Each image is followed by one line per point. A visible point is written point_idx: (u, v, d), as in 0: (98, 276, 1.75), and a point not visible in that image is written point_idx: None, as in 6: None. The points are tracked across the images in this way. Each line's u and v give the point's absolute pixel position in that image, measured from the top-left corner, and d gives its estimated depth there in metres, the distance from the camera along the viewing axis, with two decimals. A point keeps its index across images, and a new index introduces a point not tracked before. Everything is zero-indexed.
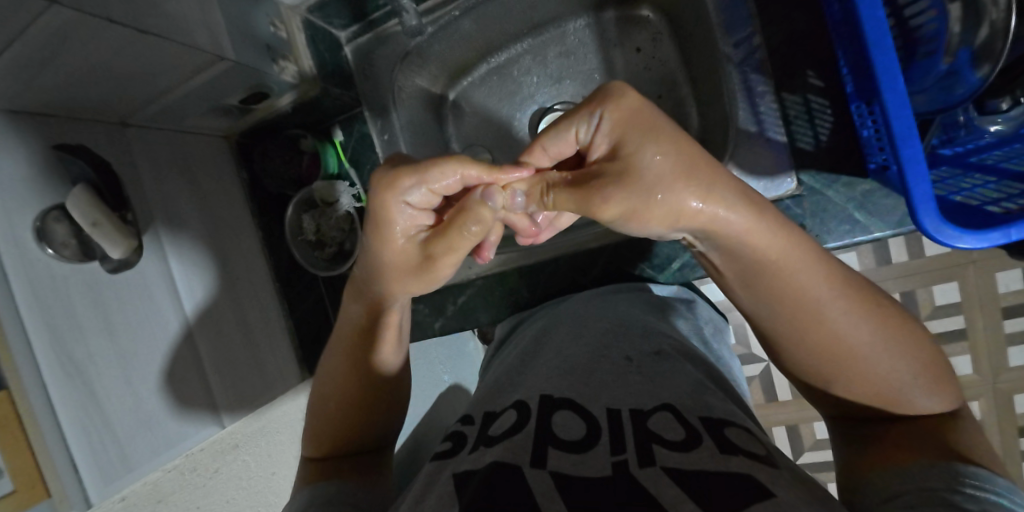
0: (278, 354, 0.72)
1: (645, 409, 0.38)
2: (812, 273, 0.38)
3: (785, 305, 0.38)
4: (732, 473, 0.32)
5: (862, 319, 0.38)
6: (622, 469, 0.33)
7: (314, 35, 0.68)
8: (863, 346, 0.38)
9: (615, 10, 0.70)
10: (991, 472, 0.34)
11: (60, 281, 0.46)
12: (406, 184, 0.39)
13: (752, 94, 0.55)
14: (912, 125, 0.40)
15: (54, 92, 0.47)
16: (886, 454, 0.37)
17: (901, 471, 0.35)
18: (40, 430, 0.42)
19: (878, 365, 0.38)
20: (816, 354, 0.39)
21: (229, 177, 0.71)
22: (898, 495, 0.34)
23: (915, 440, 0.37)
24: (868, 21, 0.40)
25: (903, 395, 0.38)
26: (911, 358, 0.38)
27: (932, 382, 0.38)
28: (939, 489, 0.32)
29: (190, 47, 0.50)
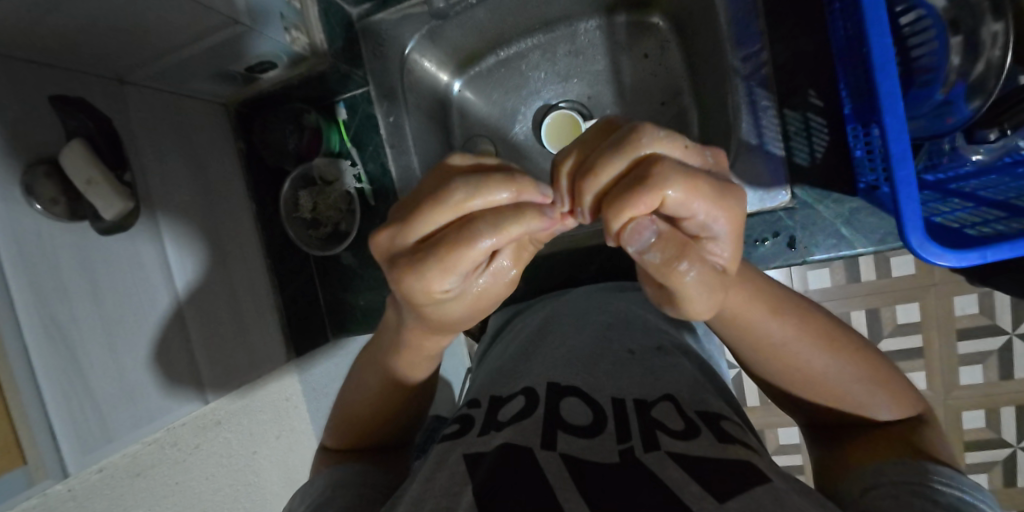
0: (266, 331, 0.70)
1: (648, 400, 0.40)
2: (769, 320, 0.39)
3: (744, 341, 0.41)
4: (734, 461, 0.34)
5: (818, 346, 0.40)
6: (629, 456, 0.35)
7: (327, 9, 0.67)
8: (819, 374, 0.40)
9: (627, 15, 0.71)
10: (957, 471, 0.36)
11: (47, 239, 0.45)
12: (440, 282, 0.31)
13: (755, 108, 0.57)
14: (908, 150, 0.43)
15: (56, 41, 0.45)
16: (855, 455, 0.39)
17: (875, 466, 0.37)
18: (21, 393, 0.40)
19: (830, 388, 0.41)
20: (779, 373, 0.42)
21: (227, 147, 0.70)
22: (874, 486, 0.35)
23: (879, 443, 0.39)
24: (875, 47, 0.42)
25: (860, 404, 0.41)
26: (868, 378, 0.40)
27: (891, 394, 0.41)
28: (913, 483, 0.34)
29: (204, 7, 0.49)
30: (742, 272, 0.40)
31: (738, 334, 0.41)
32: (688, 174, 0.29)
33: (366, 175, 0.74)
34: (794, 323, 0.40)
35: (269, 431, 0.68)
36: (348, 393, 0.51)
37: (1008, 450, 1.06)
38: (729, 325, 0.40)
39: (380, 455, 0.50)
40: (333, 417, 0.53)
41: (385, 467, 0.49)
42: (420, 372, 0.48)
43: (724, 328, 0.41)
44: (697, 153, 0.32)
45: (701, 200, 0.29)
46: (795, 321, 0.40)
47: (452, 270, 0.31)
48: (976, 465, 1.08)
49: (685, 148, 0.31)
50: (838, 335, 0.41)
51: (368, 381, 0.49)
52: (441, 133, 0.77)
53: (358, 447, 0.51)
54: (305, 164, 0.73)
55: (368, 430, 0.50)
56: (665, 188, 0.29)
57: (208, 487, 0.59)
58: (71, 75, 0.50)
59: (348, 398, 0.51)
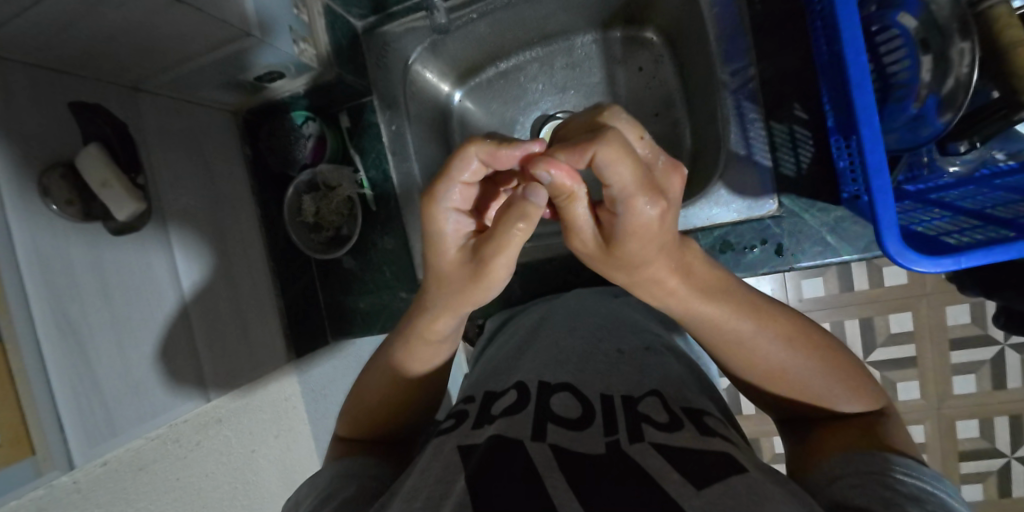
0: (267, 332, 0.72)
1: (635, 396, 0.42)
2: (729, 316, 0.42)
3: (710, 336, 0.44)
4: (714, 452, 0.36)
5: (781, 344, 0.43)
6: (615, 447, 0.36)
7: (332, 22, 0.70)
8: (784, 367, 0.43)
9: (622, 30, 0.74)
10: (918, 463, 0.37)
11: (61, 237, 0.47)
12: (445, 191, 0.38)
13: (743, 120, 0.60)
14: (883, 160, 0.45)
15: (76, 49, 0.48)
16: (824, 447, 0.41)
17: (841, 458, 0.38)
18: (32, 386, 0.42)
19: (791, 384, 0.43)
20: (748, 369, 0.44)
21: (233, 153, 0.72)
22: (840, 477, 0.37)
23: (846, 435, 0.41)
24: (853, 64, 0.45)
25: (825, 397, 0.43)
26: (829, 373, 0.42)
27: (856, 389, 0.43)
28: (877, 472, 0.36)
29: (219, 21, 0.51)
30: (706, 274, 0.43)
31: (704, 328, 0.43)
32: (624, 151, 0.33)
33: (368, 182, 0.77)
34: (756, 322, 0.43)
35: (267, 430, 0.69)
36: (360, 386, 0.53)
37: (1001, 461, 1.07)
38: (697, 322, 0.43)
39: (385, 447, 0.52)
40: (342, 412, 0.55)
41: (384, 458, 0.50)
42: (423, 363, 0.51)
43: (690, 322, 0.44)
44: (650, 151, 0.38)
45: (622, 175, 0.34)
46: (757, 318, 0.43)
47: (456, 178, 0.38)
48: (970, 475, 1.09)
49: (639, 138, 0.37)
50: (803, 332, 0.44)
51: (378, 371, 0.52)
52: (442, 141, 0.79)
53: (362, 439, 0.53)
54: (310, 170, 0.75)
55: (377, 424, 0.52)
56: (598, 149, 0.33)
57: (207, 484, 0.60)
58: (88, 83, 0.52)
59: (361, 390, 0.53)
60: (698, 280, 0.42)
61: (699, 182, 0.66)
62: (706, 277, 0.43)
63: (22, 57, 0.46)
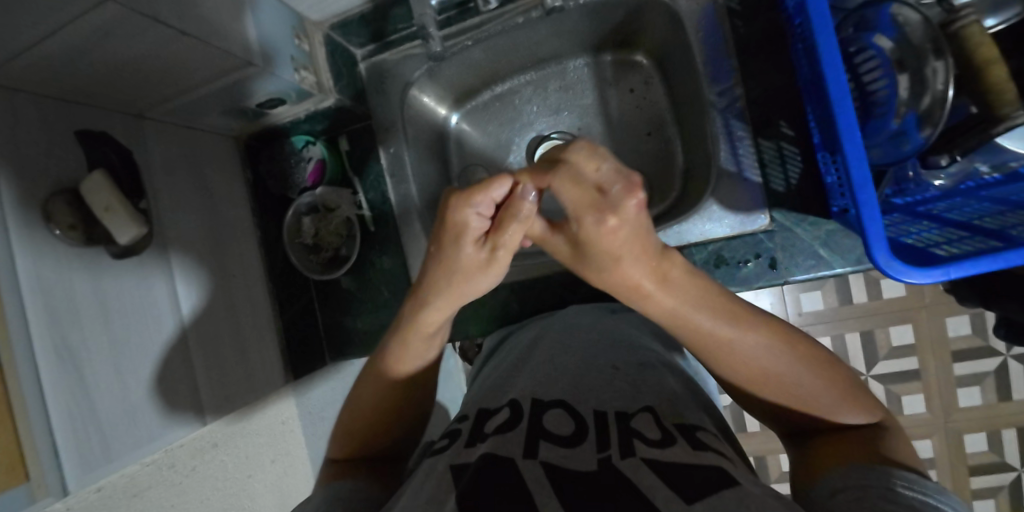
0: (265, 353, 0.73)
1: (629, 412, 0.43)
2: (710, 320, 0.43)
3: (694, 341, 0.44)
4: (704, 465, 0.36)
5: (767, 348, 0.43)
6: (606, 463, 0.36)
7: (332, 50, 0.72)
8: (772, 371, 0.43)
9: (613, 54, 0.76)
10: (922, 477, 0.37)
11: (63, 261, 0.47)
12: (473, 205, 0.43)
13: (732, 138, 0.61)
14: (867, 174, 0.46)
15: (85, 80, 0.50)
16: (827, 460, 0.41)
17: (844, 472, 0.38)
18: (29, 410, 0.42)
19: (785, 388, 0.43)
20: (737, 375, 0.45)
21: (234, 177, 0.73)
22: (840, 491, 0.37)
23: (849, 447, 0.41)
24: (832, 83, 0.47)
25: (819, 405, 0.43)
26: (821, 377, 0.43)
27: (851, 398, 0.43)
28: (876, 486, 0.36)
29: (224, 51, 0.53)
30: (689, 281, 0.43)
31: (688, 332, 0.44)
32: (570, 177, 0.40)
33: (367, 203, 0.77)
34: (737, 327, 0.43)
35: (264, 454, 0.69)
36: (350, 403, 0.54)
37: (1012, 475, 1.05)
38: (679, 327, 0.44)
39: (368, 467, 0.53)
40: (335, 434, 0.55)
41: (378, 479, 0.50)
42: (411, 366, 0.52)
43: (678, 326, 0.44)
44: (608, 177, 0.40)
45: (568, 198, 0.40)
46: (738, 322, 0.43)
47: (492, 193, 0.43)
48: (981, 491, 1.07)
49: (600, 166, 0.40)
50: (788, 336, 0.44)
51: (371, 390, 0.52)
52: (438, 162, 0.81)
53: (346, 458, 0.53)
54: (310, 193, 0.76)
55: (362, 444, 0.53)
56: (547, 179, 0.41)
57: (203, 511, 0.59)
58: (94, 111, 0.54)
59: (351, 408, 0.53)
60: (677, 285, 0.43)
61: (692, 199, 0.67)
62: (687, 283, 0.43)
63: (33, 88, 0.47)
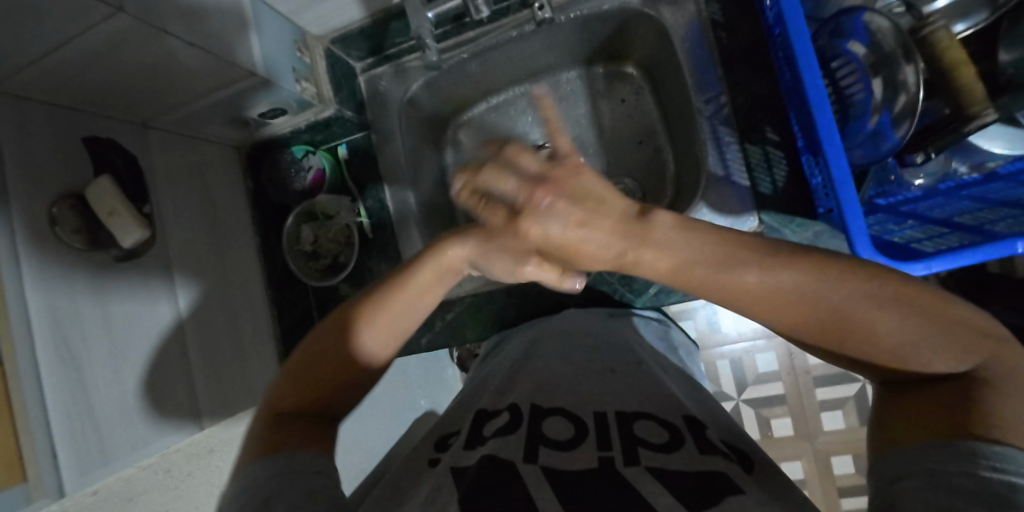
0: (261, 360, 0.73)
1: (631, 414, 0.43)
2: (725, 265, 0.37)
3: (719, 293, 0.38)
4: (707, 472, 0.36)
5: (819, 285, 0.35)
6: (608, 467, 0.37)
7: (333, 64, 0.74)
8: (848, 314, 0.35)
9: (604, 66, 0.79)
10: (1022, 451, 0.30)
11: (67, 264, 0.48)
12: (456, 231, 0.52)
13: (720, 143, 0.63)
14: (847, 174, 0.48)
15: (92, 90, 0.51)
16: (899, 428, 0.35)
17: (913, 450, 0.33)
18: (28, 408, 0.42)
19: (853, 341, 0.36)
20: (804, 328, 0.36)
21: (235, 186, 0.75)
22: (907, 474, 0.32)
23: (936, 407, 0.34)
24: (811, 88, 0.49)
25: (903, 352, 0.35)
26: (896, 319, 0.34)
27: (945, 341, 0.34)
28: (951, 474, 0.30)
29: (230, 62, 0.55)
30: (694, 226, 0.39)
31: (710, 281, 0.38)
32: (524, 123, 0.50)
33: (365, 210, 0.79)
34: (759, 267, 0.37)
35: None
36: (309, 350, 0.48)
37: None
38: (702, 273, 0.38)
39: (305, 428, 0.45)
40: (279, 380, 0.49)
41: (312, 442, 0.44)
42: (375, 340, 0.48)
43: (712, 289, 0.38)
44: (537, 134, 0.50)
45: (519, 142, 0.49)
46: (762, 262, 0.37)
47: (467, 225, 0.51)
48: None
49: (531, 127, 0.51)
50: (852, 276, 0.35)
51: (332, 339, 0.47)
52: (435, 171, 0.82)
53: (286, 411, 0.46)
54: (309, 201, 0.76)
55: (311, 403, 0.47)
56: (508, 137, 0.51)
57: None
58: (100, 121, 0.56)
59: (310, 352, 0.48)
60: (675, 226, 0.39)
61: (683, 203, 0.69)
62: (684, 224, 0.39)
63: (42, 97, 0.49)
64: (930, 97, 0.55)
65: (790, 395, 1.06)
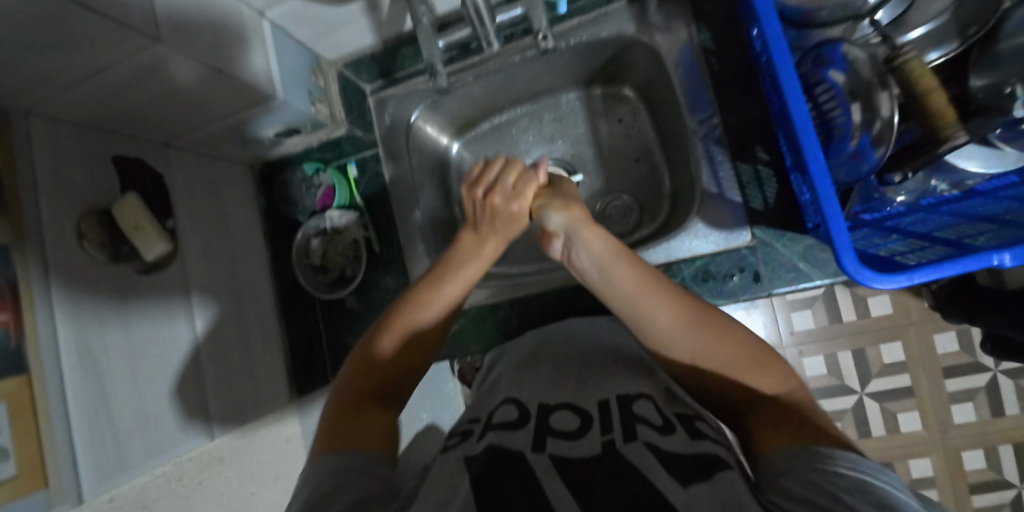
0: (270, 370, 0.76)
1: (629, 397, 0.47)
2: (649, 303, 0.47)
3: (636, 322, 0.48)
4: (701, 453, 0.38)
5: (685, 319, 0.46)
6: (609, 447, 0.40)
7: (344, 86, 0.78)
8: (682, 345, 0.46)
9: (602, 88, 0.82)
10: (861, 456, 0.36)
11: (92, 275, 0.51)
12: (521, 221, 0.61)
13: (713, 162, 0.66)
14: (832, 192, 0.51)
15: (119, 113, 0.55)
16: (770, 442, 0.40)
17: (788, 451, 0.38)
18: (50, 413, 0.45)
19: (709, 341, 0.45)
20: (662, 353, 0.48)
21: (248, 202, 0.78)
22: (786, 472, 0.36)
23: (784, 425, 0.41)
24: (795, 112, 0.52)
25: (735, 372, 0.45)
26: (725, 344, 0.45)
27: (762, 367, 0.45)
28: (821, 469, 0.34)
29: (249, 85, 0.58)
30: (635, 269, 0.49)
31: (635, 312, 0.48)
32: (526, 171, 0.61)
33: (372, 225, 0.81)
34: (662, 304, 0.47)
35: (267, 471, 0.70)
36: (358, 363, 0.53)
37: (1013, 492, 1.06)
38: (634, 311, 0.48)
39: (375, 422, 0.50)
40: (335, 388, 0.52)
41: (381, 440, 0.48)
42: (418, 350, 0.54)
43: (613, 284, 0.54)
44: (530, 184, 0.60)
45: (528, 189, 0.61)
46: (676, 303, 0.47)
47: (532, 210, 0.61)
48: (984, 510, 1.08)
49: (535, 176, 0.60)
50: (706, 314, 0.46)
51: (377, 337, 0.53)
52: (440, 187, 0.85)
53: (349, 405, 0.50)
54: (318, 216, 0.79)
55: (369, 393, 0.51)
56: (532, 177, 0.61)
57: None
58: (126, 141, 0.59)
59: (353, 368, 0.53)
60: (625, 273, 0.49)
61: (679, 218, 0.72)
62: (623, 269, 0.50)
63: (74, 119, 0.53)
64: (907, 120, 0.58)
65: None
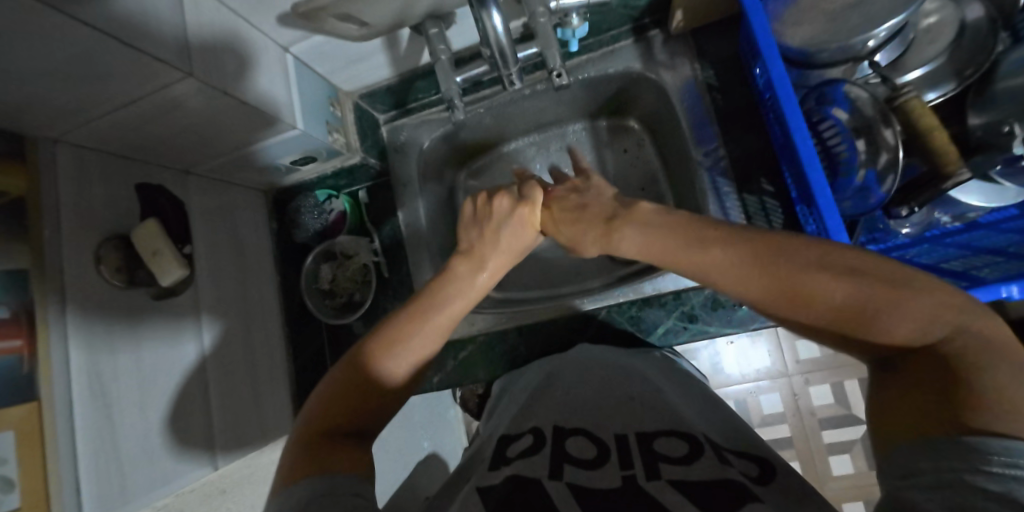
0: (276, 397, 0.75)
1: (650, 433, 0.48)
2: (737, 257, 0.44)
3: (741, 278, 0.44)
4: (724, 481, 0.39)
5: (794, 264, 0.41)
6: (631, 479, 0.41)
7: (359, 116, 0.79)
8: (804, 286, 0.40)
9: (608, 120, 0.85)
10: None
11: (108, 300, 0.52)
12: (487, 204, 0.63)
13: (719, 193, 0.68)
14: (840, 224, 0.53)
15: (142, 142, 0.56)
16: (906, 421, 0.35)
17: (914, 445, 0.33)
18: (58, 441, 0.44)
19: (834, 283, 0.39)
20: (780, 302, 0.42)
21: (260, 228, 0.79)
22: (916, 473, 0.32)
23: (930, 393, 0.34)
24: (801, 147, 0.54)
25: (873, 317, 0.38)
26: (850, 285, 0.39)
27: (915, 307, 0.37)
28: (959, 471, 0.30)
29: (270, 115, 0.60)
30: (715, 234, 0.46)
31: (725, 269, 0.44)
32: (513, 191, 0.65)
33: (382, 250, 0.81)
34: (754, 254, 0.43)
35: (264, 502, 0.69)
36: (327, 386, 0.50)
37: None
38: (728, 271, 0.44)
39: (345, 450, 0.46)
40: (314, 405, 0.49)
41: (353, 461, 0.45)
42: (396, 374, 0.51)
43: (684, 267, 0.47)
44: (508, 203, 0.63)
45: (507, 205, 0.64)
46: (776, 250, 0.42)
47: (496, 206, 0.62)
48: None
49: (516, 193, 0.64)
50: (821, 257, 0.41)
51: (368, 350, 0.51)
52: (450, 214, 0.87)
53: (333, 429, 0.47)
54: (329, 241, 0.80)
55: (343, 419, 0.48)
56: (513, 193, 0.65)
57: None
58: (148, 169, 0.60)
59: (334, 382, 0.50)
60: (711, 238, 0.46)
61: None
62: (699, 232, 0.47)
63: (99, 147, 0.54)
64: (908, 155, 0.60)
65: (796, 437, 1.12)
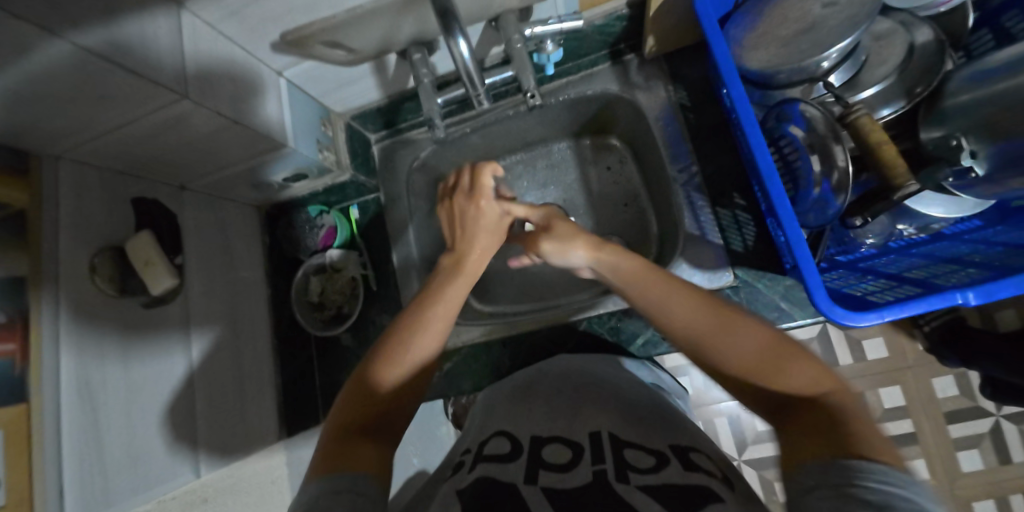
0: (262, 408, 0.76)
1: (624, 438, 0.49)
2: (684, 298, 0.49)
3: (690, 321, 0.48)
4: (690, 484, 0.41)
5: (736, 321, 0.46)
6: (601, 479, 0.43)
7: (351, 135, 0.83)
8: (742, 340, 0.45)
9: (591, 139, 0.88)
10: (888, 467, 0.33)
11: (99, 309, 0.54)
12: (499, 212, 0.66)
13: (694, 208, 0.71)
14: (800, 233, 0.55)
15: (140, 159, 0.59)
16: (793, 454, 0.38)
17: (809, 466, 0.36)
18: (44, 442, 0.46)
19: (753, 339, 0.45)
20: (716, 351, 0.46)
21: (253, 243, 0.82)
22: (814, 486, 0.34)
23: (810, 432, 0.38)
24: (761, 161, 0.57)
25: (769, 365, 0.44)
26: (758, 338, 0.45)
27: (807, 366, 0.43)
28: (845, 486, 0.32)
29: (262, 133, 0.63)
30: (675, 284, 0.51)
31: (679, 311, 0.49)
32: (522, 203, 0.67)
33: (371, 264, 0.83)
34: (699, 301, 0.49)
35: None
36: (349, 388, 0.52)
37: None
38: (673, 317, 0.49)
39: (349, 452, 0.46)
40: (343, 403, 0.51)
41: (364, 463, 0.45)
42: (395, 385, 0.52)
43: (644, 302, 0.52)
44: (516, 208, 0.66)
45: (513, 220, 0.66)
46: (712, 302, 0.48)
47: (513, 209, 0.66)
48: None
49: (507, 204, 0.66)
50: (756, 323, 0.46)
51: (368, 353, 0.54)
52: None
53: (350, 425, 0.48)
54: (320, 255, 0.82)
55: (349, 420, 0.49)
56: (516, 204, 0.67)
57: None
58: (144, 184, 0.63)
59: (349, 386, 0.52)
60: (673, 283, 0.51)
61: (665, 260, 0.75)
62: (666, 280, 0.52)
63: (98, 163, 0.57)
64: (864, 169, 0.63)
65: None
